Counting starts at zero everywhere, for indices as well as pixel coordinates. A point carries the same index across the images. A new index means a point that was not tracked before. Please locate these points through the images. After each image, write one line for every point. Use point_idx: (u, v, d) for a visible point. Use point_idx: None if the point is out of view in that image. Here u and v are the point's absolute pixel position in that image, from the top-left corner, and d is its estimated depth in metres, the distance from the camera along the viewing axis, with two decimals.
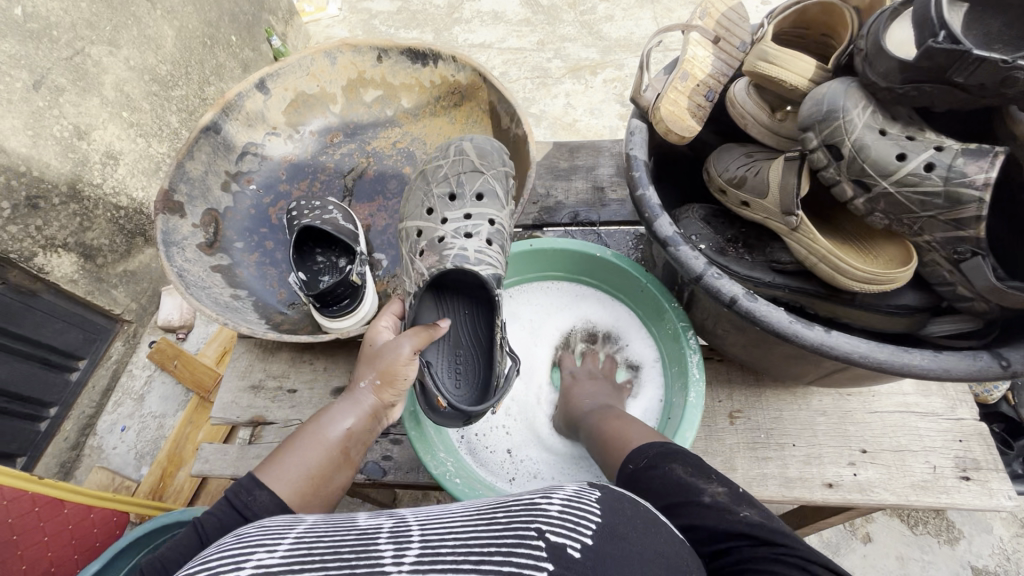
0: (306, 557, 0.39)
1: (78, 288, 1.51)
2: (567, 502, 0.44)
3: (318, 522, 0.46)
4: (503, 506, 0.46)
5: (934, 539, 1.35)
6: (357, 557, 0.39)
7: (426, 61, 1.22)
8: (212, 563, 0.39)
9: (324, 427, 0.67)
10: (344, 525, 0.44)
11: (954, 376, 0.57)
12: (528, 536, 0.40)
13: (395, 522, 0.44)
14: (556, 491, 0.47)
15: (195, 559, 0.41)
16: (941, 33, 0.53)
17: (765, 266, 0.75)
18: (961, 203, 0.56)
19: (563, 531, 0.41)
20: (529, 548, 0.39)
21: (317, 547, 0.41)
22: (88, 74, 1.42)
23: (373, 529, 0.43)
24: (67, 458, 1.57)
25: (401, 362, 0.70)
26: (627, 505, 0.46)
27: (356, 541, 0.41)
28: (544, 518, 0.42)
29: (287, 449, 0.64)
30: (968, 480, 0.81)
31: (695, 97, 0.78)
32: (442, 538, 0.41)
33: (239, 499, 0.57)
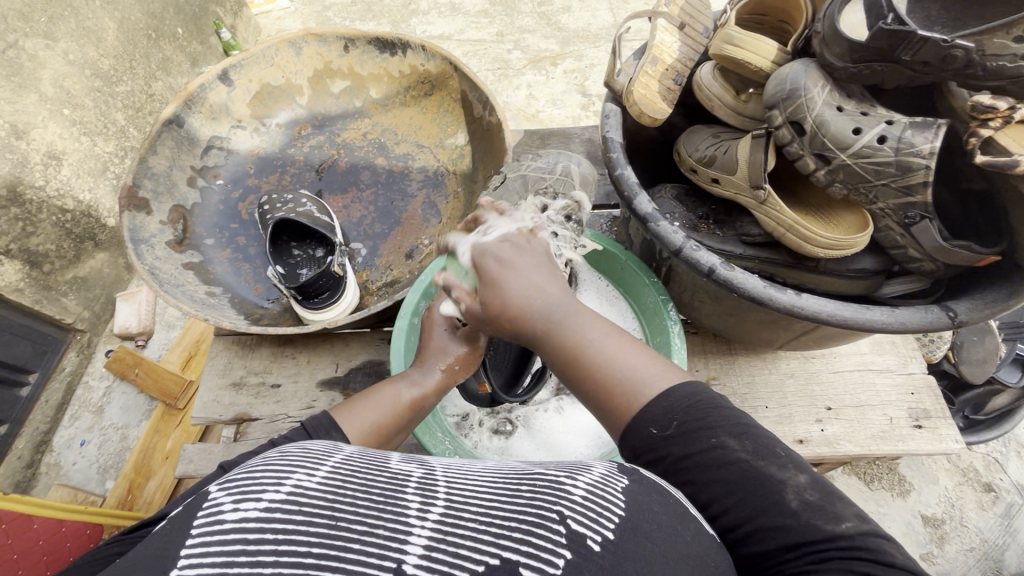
0: (340, 487, 0.39)
1: (24, 297, 1.43)
2: (592, 486, 0.42)
3: (354, 452, 0.45)
4: (527, 476, 0.44)
5: (888, 492, 1.46)
6: (385, 500, 0.38)
7: (394, 51, 1.21)
8: (256, 474, 0.39)
9: (400, 388, 0.68)
10: (378, 463, 0.44)
11: (910, 329, 0.63)
12: (548, 518, 0.39)
13: (425, 472, 0.44)
14: (584, 470, 0.45)
15: (245, 463, 0.42)
16: (889, 16, 0.58)
17: (736, 239, 0.79)
18: (912, 170, 0.62)
19: (585, 521, 0.39)
20: (547, 532, 0.38)
21: (352, 477, 0.40)
22: (23, 69, 1.36)
23: (403, 474, 0.42)
24: (23, 477, 1.48)
25: (475, 352, 0.73)
26: (654, 496, 0.44)
27: (387, 483, 0.40)
28: (567, 502, 0.40)
29: (361, 398, 0.65)
30: (920, 427, 0.89)
31: (666, 81, 0.82)
32: (467, 501, 0.40)
33: (319, 435, 0.57)
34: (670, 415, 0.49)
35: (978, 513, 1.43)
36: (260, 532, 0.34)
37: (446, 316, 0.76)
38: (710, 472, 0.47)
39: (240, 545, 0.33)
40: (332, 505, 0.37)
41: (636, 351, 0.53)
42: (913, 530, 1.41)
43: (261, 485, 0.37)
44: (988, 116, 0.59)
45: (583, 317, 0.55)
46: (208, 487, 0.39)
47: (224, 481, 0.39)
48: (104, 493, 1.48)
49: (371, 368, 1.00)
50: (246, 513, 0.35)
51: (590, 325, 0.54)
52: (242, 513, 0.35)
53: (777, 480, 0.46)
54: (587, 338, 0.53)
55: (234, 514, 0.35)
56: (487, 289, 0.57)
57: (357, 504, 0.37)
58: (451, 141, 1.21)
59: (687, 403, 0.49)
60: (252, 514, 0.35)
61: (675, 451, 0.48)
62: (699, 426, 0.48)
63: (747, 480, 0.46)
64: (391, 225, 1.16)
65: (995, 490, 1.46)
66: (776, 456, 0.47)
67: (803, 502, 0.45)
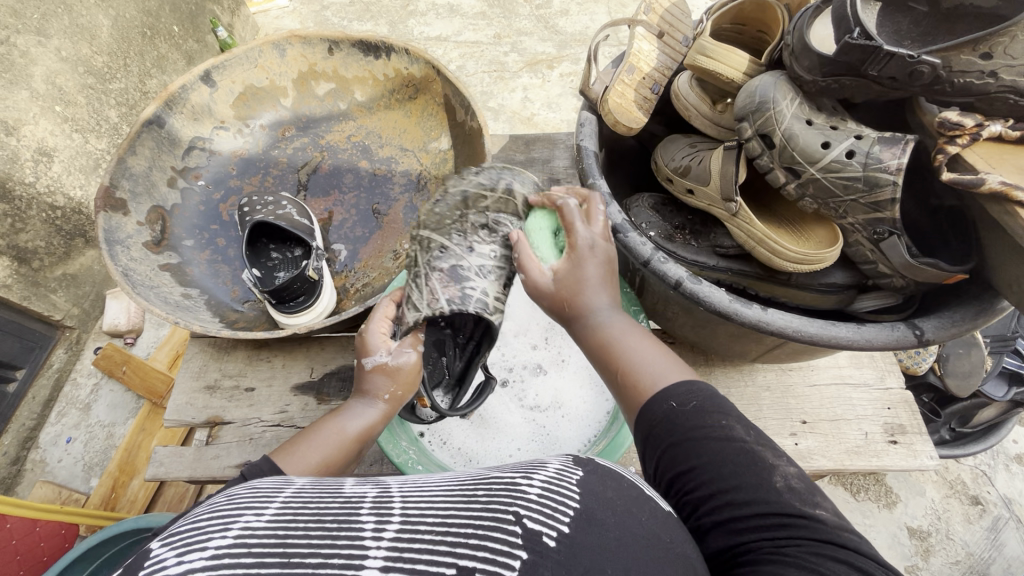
0: (292, 521, 0.37)
1: (12, 294, 1.42)
2: (547, 484, 0.43)
3: (306, 485, 0.45)
4: (484, 481, 0.44)
5: (874, 504, 1.45)
6: (339, 526, 0.37)
7: (379, 54, 1.20)
8: (198, 524, 0.37)
9: (343, 423, 0.66)
10: (331, 490, 0.43)
11: (875, 345, 0.62)
12: (505, 520, 0.38)
13: (379, 492, 0.43)
14: (539, 467, 0.46)
15: (186, 515, 0.40)
16: (856, 30, 0.58)
17: (709, 251, 0.79)
18: (879, 186, 0.61)
19: (540, 517, 0.39)
20: (505, 534, 0.37)
21: (303, 510, 0.39)
22: (15, 64, 1.35)
23: (358, 497, 0.41)
24: (8, 474, 1.48)
25: (413, 371, 0.69)
26: (608, 486, 0.45)
27: (340, 508, 0.39)
28: (523, 502, 0.40)
29: (304, 438, 0.64)
30: (895, 443, 0.88)
31: (642, 90, 0.81)
32: (422, 513, 0.39)
33: None
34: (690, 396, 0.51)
35: (964, 526, 1.42)
36: None
37: (379, 344, 0.70)
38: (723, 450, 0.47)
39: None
40: (282, 541, 0.35)
41: (656, 348, 0.57)
42: (898, 542, 1.40)
43: (205, 534, 0.35)
44: (955, 133, 0.58)
45: (632, 331, 0.58)
46: (148, 546, 0.36)
47: (166, 537, 0.36)
48: (87, 492, 1.48)
49: (346, 373, 1.00)
50: (191, 564, 0.32)
51: (643, 351, 0.56)
52: (187, 565, 0.32)
53: (768, 464, 0.47)
54: (619, 336, 0.58)
55: (178, 567, 0.32)
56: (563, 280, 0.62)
57: (310, 536, 0.36)
58: (434, 145, 1.21)
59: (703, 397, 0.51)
60: (197, 564, 0.32)
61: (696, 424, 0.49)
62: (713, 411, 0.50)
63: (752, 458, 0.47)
64: (372, 229, 1.15)
65: (982, 503, 1.45)
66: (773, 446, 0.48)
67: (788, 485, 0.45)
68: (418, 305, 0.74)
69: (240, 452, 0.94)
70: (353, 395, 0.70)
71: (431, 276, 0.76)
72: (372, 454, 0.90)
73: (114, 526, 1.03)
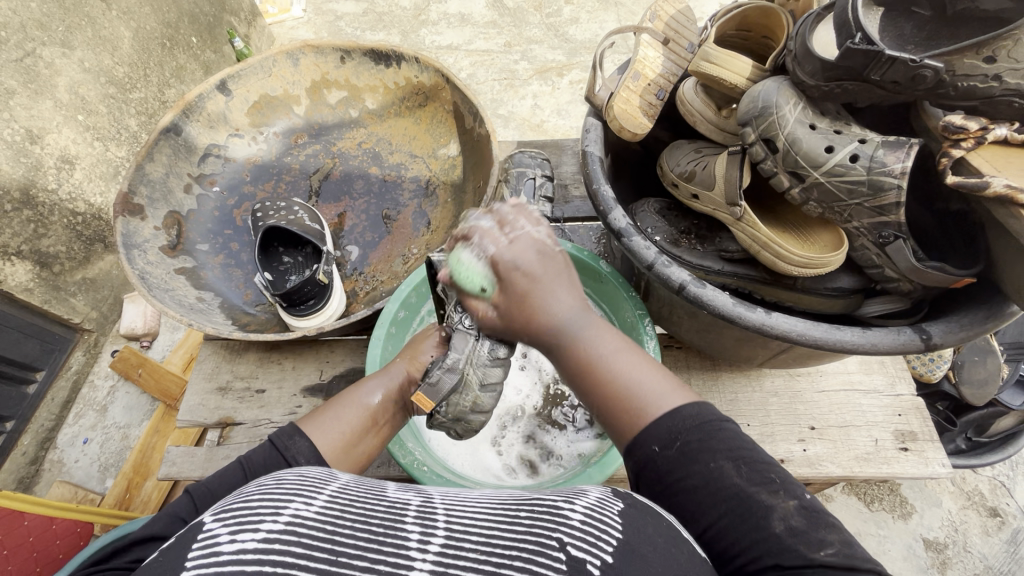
0: (339, 518, 0.39)
1: (33, 298, 1.46)
2: (590, 510, 0.43)
3: (351, 481, 0.46)
4: (526, 501, 0.45)
5: (888, 514, 1.43)
6: (385, 532, 0.39)
7: (389, 63, 1.23)
8: (252, 503, 0.40)
9: (361, 396, 0.70)
10: (376, 491, 0.44)
11: (880, 349, 0.62)
12: (548, 546, 0.39)
13: (423, 499, 0.44)
14: (581, 495, 0.46)
15: (238, 492, 0.43)
16: (857, 35, 0.58)
17: (715, 255, 0.79)
18: (883, 190, 0.61)
19: (584, 546, 0.40)
20: (548, 560, 0.38)
21: (350, 507, 0.41)
22: (40, 76, 1.39)
23: (402, 503, 0.43)
24: (27, 473, 1.51)
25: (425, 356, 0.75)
26: (650, 518, 0.45)
27: (386, 513, 0.41)
28: (567, 528, 0.41)
29: (327, 408, 0.68)
30: (906, 450, 0.87)
31: (647, 96, 0.82)
32: (467, 530, 0.40)
33: (280, 441, 0.61)
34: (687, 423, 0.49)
35: (982, 538, 1.39)
36: (257, 564, 0.35)
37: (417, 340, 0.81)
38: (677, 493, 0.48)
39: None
40: (331, 537, 0.37)
41: (639, 361, 0.52)
42: (913, 553, 1.38)
43: (257, 516, 0.38)
44: (960, 137, 0.58)
45: (595, 329, 0.53)
46: (201, 519, 0.39)
47: (220, 512, 0.39)
48: (103, 492, 1.51)
49: (354, 376, 1.01)
50: (244, 544, 0.36)
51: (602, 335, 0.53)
52: (240, 544, 0.36)
53: (765, 506, 0.46)
54: (599, 352, 0.52)
55: (231, 545, 0.36)
56: (511, 300, 0.52)
57: (356, 537, 0.38)
58: (443, 151, 1.22)
59: (692, 424, 0.49)
60: (249, 545, 0.36)
61: (672, 472, 0.48)
62: (698, 448, 0.48)
63: (735, 497, 0.46)
64: (381, 234, 1.17)
65: (1001, 515, 1.42)
66: (769, 482, 0.47)
67: (787, 528, 0.44)
68: None
69: None
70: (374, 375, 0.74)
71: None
72: (380, 456, 0.91)
73: (126, 526, 1.05)
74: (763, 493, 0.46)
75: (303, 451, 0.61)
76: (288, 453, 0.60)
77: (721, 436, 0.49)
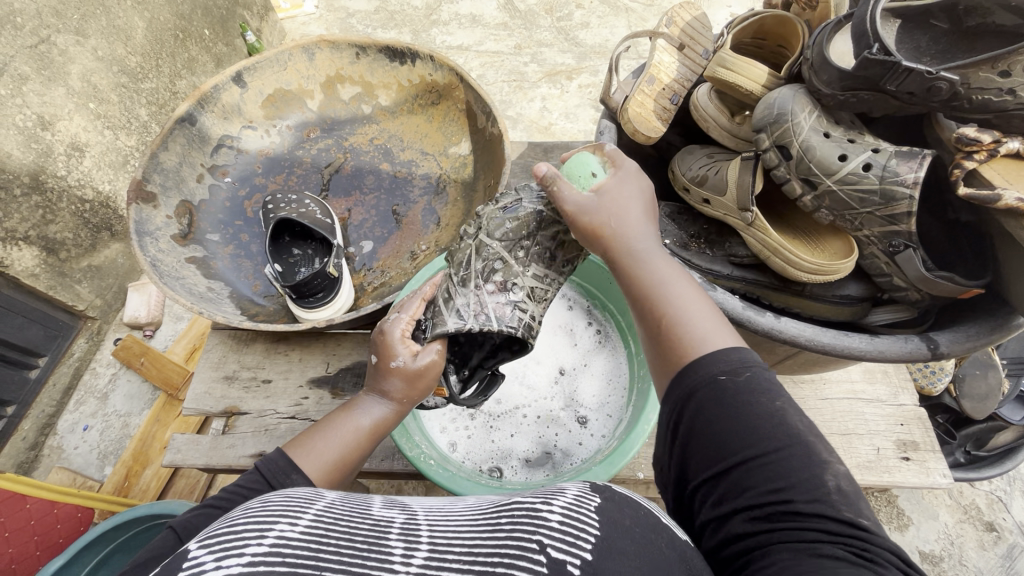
0: (323, 537, 0.40)
1: (38, 283, 1.47)
2: (568, 509, 0.43)
3: (336, 499, 0.47)
4: (507, 507, 0.45)
5: (886, 525, 1.43)
6: (368, 547, 0.40)
7: (404, 60, 1.24)
8: (235, 528, 0.40)
9: (355, 419, 0.66)
10: (360, 510, 0.45)
11: (887, 357, 0.62)
12: (529, 549, 0.40)
13: (407, 516, 0.45)
14: (558, 493, 0.46)
15: (225, 515, 0.43)
16: (876, 46, 0.59)
17: (724, 259, 0.79)
18: (895, 200, 0.62)
19: (564, 547, 0.40)
20: (528, 562, 0.39)
21: (335, 525, 0.42)
22: (54, 62, 1.40)
23: (386, 520, 0.44)
24: (27, 458, 1.51)
25: (430, 376, 0.68)
26: (628, 515, 0.45)
27: (369, 531, 0.42)
28: (547, 530, 0.41)
29: (316, 430, 0.65)
30: (907, 460, 0.88)
31: (661, 100, 0.82)
32: (450, 542, 0.41)
33: (278, 481, 0.58)
34: (730, 370, 0.49)
35: (978, 552, 1.40)
36: None
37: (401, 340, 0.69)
38: (737, 413, 0.47)
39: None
40: (316, 555, 0.38)
41: (698, 301, 0.57)
42: None
43: (242, 540, 0.38)
44: (972, 149, 0.59)
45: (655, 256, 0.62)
46: (186, 545, 0.40)
47: (204, 538, 0.40)
48: (101, 479, 1.51)
49: (360, 369, 1.01)
50: (229, 569, 0.36)
51: (685, 290, 0.59)
52: (225, 570, 0.36)
53: (822, 460, 0.45)
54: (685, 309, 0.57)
55: (217, 571, 0.36)
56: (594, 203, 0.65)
57: (340, 553, 0.39)
58: (454, 149, 1.23)
59: (733, 367, 0.50)
60: (234, 570, 0.36)
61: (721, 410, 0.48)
62: (738, 393, 0.48)
63: (794, 439, 0.46)
64: (390, 230, 1.18)
65: (998, 529, 1.42)
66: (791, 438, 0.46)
67: (837, 485, 0.44)
68: (464, 314, 0.74)
69: (255, 442, 0.96)
70: (367, 389, 0.69)
71: (486, 280, 0.77)
72: (384, 449, 0.92)
73: (126, 513, 1.06)
74: (819, 446, 0.46)
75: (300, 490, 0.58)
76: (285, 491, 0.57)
77: (762, 379, 0.49)
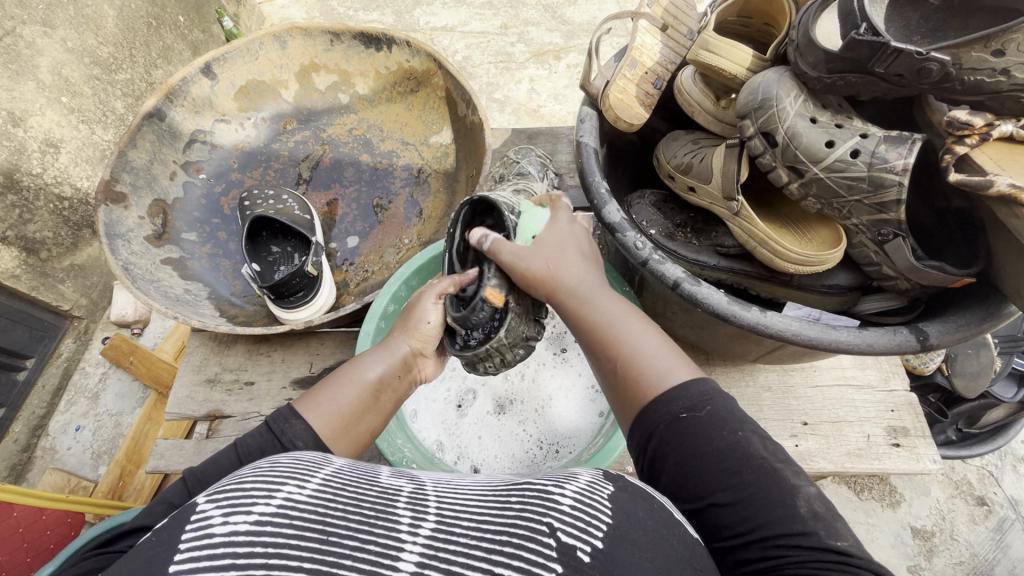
0: (330, 501, 0.40)
1: (20, 285, 1.43)
2: (580, 494, 0.43)
3: (344, 466, 0.47)
4: (519, 488, 0.45)
5: (877, 503, 1.44)
6: (376, 515, 0.39)
7: (380, 46, 1.19)
8: (244, 485, 0.40)
9: (359, 371, 0.67)
10: (368, 477, 0.45)
11: (877, 350, 0.60)
12: (539, 531, 0.39)
13: (415, 487, 0.45)
14: (571, 478, 0.46)
15: (231, 474, 0.44)
16: (863, 26, 0.56)
17: (711, 250, 0.77)
18: (884, 187, 0.60)
19: (575, 532, 0.39)
20: (539, 545, 0.38)
21: (342, 490, 0.41)
22: (22, 56, 1.34)
23: (394, 489, 0.43)
24: (19, 461, 1.49)
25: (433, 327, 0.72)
26: (641, 504, 0.44)
27: (377, 497, 0.41)
28: (558, 513, 0.40)
29: (323, 387, 0.64)
30: (898, 446, 0.87)
31: (644, 85, 0.79)
32: (457, 516, 0.41)
33: (276, 426, 0.59)
34: (702, 399, 0.50)
35: (969, 527, 1.41)
36: (249, 546, 0.35)
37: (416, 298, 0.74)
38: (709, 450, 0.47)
39: (230, 559, 0.34)
40: (322, 518, 0.38)
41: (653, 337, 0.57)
42: (900, 541, 1.39)
43: (249, 498, 0.38)
44: (965, 133, 0.57)
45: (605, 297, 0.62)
46: (195, 497, 0.40)
47: (211, 492, 0.40)
48: (96, 479, 1.50)
49: None
50: (236, 527, 0.36)
51: (609, 304, 0.61)
52: (232, 527, 0.36)
53: (790, 485, 0.46)
54: (614, 317, 0.59)
55: (224, 528, 0.36)
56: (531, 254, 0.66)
57: (348, 519, 0.38)
58: (435, 138, 1.19)
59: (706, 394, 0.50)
60: (240, 528, 0.36)
61: (696, 437, 0.48)
62: (722, 422, 0.49)
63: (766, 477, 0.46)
64: (372, 224, 1.15)
65: (988, 504, 1.43)
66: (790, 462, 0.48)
67: (812, 510, 0.44)
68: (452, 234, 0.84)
69: None
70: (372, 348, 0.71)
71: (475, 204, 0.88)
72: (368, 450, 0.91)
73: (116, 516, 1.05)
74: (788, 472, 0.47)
75: (300, 435, 0.59)
76: (285, 437, 0.58)
77: (723, 411, 0.49)
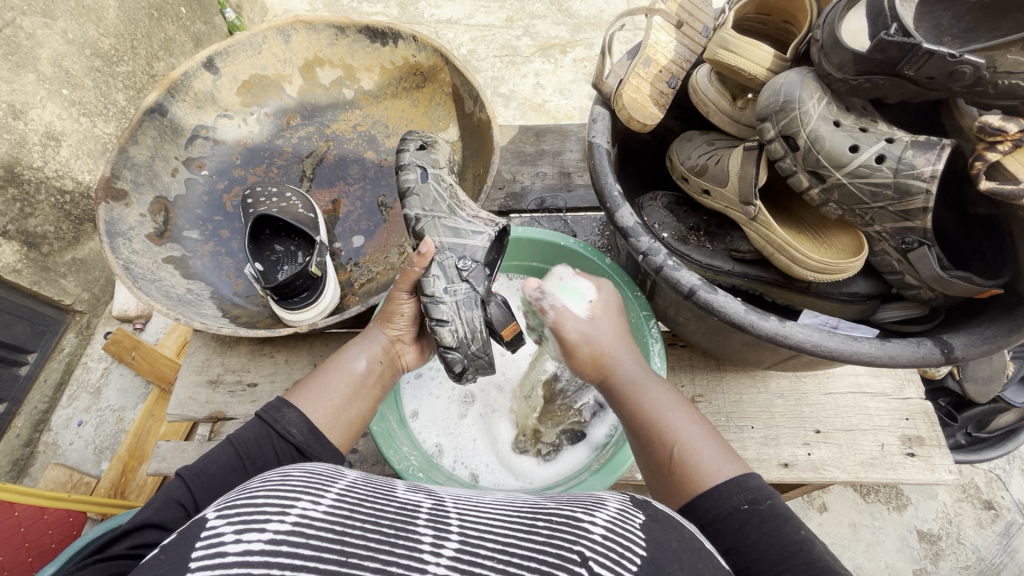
0: (349, 518, 0.38)
1: (21, 280, 1.41)
2: (611, 524, 0.42)
3: (358, 479, 0.46)
4: (543, 511, 0.44)
5: (884, 506, 1.43)
6: (397, 533, 0.37)
7: (385, 41, 1.17)
8: (257, 499, 0.39)
9: (345, 362, 0.71)
10: (385, 491, 0.44)
11: (900, 363, 0.58)
12: (570, 560, 0.38)
13: (434, 502, 0.44)
14: (601, 505, 0.45)
15: (240, 487, 0.42)
16: (893, 25, 0.53)
17: (725, 254, 0.75)
18: (911, 194, 0.58)
19: (606, 563, 0.38)
20: (569, 573, 0.37)
21: (359, 506, 0.40)
22: (21, 47, 1.32)
23: (413, 504, 0.42)
24: (21, 456, 1.49)
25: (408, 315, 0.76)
26: (671, 534, 0.43)
27: (396, 514, 0.40)
28: (589, 542, 0.39)
29: (312, 378, 0.69)
30: (912, 455, 0.86)
31: (658, 84, 0.76)
32: (481, 536, 0.39)
33: (270, 416, 0.62)
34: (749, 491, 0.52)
35: (976, 531, 1.39)
36: (264, 567, 0.34)
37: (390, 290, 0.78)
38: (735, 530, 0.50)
39: None
40: (340, 539, 0.36)
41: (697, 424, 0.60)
42: (907, 545, 1.38)
43: (264, 515, 0.37)
44: (996, 139, 0.55)
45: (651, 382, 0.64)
46: (204, 514, 0.38)
47: (224, 507, 0.39)
48: (98, 475, 1.49)
49: None
50: (251, 546, 0.34)
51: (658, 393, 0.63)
52: (246, 546, 0.34)
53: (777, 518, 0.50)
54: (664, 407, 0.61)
55: (238, 547, 0.34)
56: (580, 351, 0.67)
57: (368, 538, 0.37)
58: (441, 135, 1.17)
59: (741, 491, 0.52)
60: (255, 546, 0.34)
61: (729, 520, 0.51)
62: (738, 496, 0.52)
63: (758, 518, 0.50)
64: (377, 222, 1.13)
65: (996, 507, 1.42)
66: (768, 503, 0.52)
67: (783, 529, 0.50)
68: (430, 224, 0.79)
69: None
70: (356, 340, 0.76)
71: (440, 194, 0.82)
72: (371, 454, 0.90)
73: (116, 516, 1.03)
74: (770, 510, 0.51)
75: (294, 422, 0.62)
76: (279, 425, 0.62)
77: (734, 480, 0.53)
